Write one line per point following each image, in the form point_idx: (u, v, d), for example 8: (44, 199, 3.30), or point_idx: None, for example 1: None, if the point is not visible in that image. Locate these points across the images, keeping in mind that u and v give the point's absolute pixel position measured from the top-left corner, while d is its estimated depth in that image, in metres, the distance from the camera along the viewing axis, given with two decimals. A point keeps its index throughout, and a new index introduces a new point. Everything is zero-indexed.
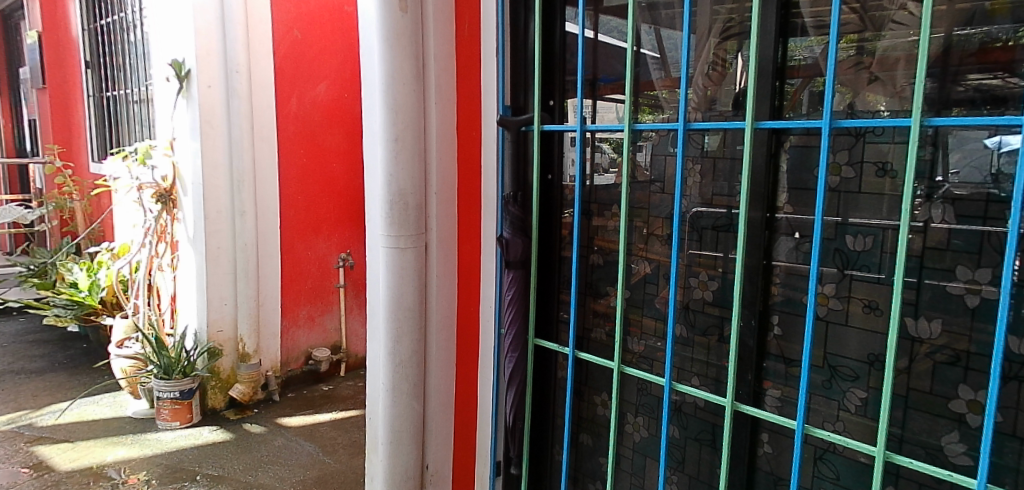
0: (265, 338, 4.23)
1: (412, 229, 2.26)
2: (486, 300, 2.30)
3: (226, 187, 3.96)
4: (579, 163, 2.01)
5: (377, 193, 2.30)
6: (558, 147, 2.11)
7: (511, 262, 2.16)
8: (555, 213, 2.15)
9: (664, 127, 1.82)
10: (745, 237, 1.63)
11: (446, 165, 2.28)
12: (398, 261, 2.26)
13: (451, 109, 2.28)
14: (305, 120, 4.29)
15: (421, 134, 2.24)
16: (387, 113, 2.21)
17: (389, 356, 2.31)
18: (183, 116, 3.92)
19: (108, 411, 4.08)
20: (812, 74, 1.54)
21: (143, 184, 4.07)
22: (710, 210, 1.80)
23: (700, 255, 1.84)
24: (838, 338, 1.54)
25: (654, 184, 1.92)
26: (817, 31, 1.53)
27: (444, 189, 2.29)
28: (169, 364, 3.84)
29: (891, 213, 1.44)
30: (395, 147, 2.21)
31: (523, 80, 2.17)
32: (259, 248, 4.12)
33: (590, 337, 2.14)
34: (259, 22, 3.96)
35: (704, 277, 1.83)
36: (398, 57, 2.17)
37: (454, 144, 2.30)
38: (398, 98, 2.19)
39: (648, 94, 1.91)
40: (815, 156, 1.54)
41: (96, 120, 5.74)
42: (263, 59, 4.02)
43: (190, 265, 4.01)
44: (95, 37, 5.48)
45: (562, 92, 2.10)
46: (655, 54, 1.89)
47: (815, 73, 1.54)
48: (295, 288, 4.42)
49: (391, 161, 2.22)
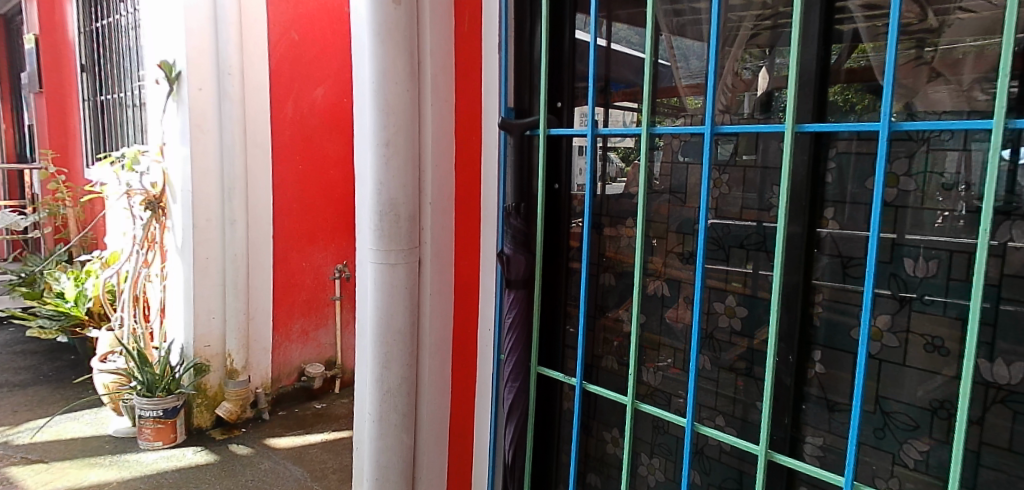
0: (255, 353, 4.01)
1: (404, 242, 2.04)
2: (485, 323, 2.08)
3: (217, 194, 3.77)
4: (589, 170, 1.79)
5: (366, 202, 2.09)
6: (566, 153, 1.91)
7: (511, 281, 1.95)
8: (562, 225, 1.95)
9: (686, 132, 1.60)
10: (783, 254, 1.40)
11: (442, 173, 2.07)
12: (386, 275, 2.04)
13: (448, 112, 2.08)
14: (302, 125, 4.10)
15: (415, 138, 2.04)
16: (377, 115, 2.00)
17: (376, 381, 2.09)
18: (173, 119, 3.73)
19: (88, 430, 3.87)
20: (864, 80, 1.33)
21: (132, 190, 3.91)
22: (737, 223, 1.58)
23: (728, 277, 1.61)
24: (893, 380, 1.31)
25: (675, 196, 1.70)
26: (870, 36, 1.32)
27: (439, 198, 2.08)
28: (152, 381, 3.64)
29: (961, 229, 1.21)
30: (386, 152, 2.01)
31: (529, 79, 1.97)
32: (251, 260, 3.91)
33: (599, 364, 1.92)
34: (255, 23, 3.79)
35: (731, 301, 1.61)
36: (391, 52, 1.97)
37: (452, 150, 2.09)
38: (389, 98, 1.99)
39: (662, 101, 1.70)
40: (869, 166, 1.32)
41: (91, 125, 5.58)
42: (259, 62, 3.84)
43: (178, 276, 3.82)
44: (91, 40, 5.34)
45: (571, 97, 1.89)
46: (668, 63, 1.70)
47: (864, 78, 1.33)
48: (289, 301, 4.22)
49: (382, 167, 2.01)
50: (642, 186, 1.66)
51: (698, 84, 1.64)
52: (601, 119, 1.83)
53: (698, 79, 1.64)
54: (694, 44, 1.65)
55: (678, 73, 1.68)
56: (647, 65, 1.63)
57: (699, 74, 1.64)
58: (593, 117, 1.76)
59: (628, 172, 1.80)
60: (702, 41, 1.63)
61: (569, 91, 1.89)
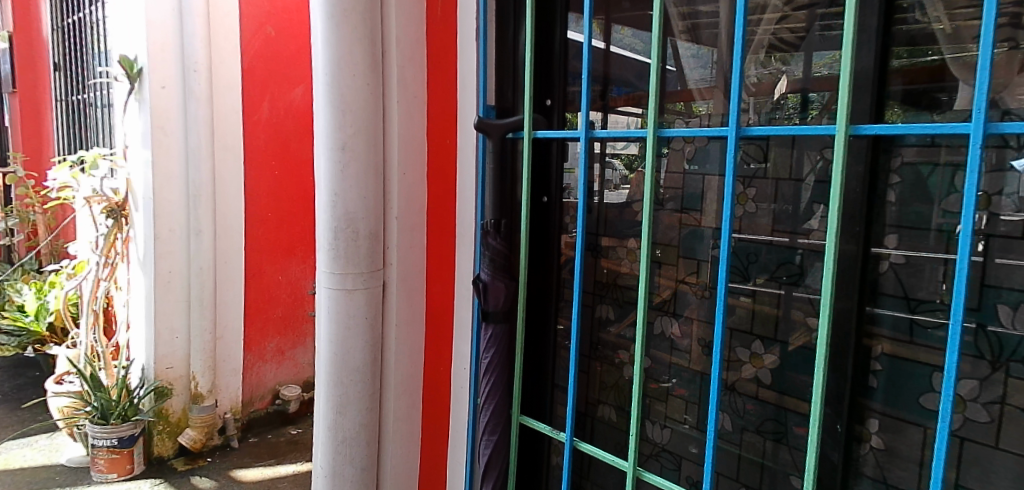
0: (223, 374, 3.69)
1: (364, 265, 1.72)
2: (460, 360, 1.75)
3: (181, 203, 3.44)
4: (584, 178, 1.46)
5: (320, 216, 1.77)
6: (556, 159, 1.60)
7: (490, 313, 1.59)
8: (551, 244, 1.63)
9: (707, 134, 1.26)
10: (834, 282, 1.07)
11: (410, 183, 1.76)
12: (341, 303, 1.73)
13: (418, 110, 1.76)
14: (279, 128, 3.79)
15: (378, 141, 1.72)
16: (333, 114, 1.69)
17: (331, 428, 1.77)
18: (134, 119, 3.42)
19: (39, 458, 3.53)
20: (929, 83, 1.03)
21: (91, 198, 3.59)
22: (766, 247, 1.26)
23: (752, 317, 1.30)
24: (980, 466, 1.00)
25: (689, 213, 1.39)
26: (945, 16, 1.01)
27: (406, 212, 1.76)
28: (107, 406, 3.31)
29: None
30: (342, 157, 1.69)
31: (512, 70, 1.66)
32: (218, 274, 3.59)
33: (594, 412, 1.60)
34: (224, 16, 3.48)
35: (758, 347, 1.29)
36: (347, 38, 1.66)
37: (422, 154, 1.78)
38: (345, 93, 1.67)
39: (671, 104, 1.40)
40: (947, 180, 1.00)
41: (63, 127, 5.26)
42: (230, 59, 3.53)
43: (139, 291, 3.49)
44: (63, 37, 5.03)
45: (563, 93, 1.59)
46: (674, 68, 1.39)
47: (939, 78, 1.02)
48: (262, 317, 3.91)
49: (338, 174, 1.70)
50: (647, 198, 1.32)
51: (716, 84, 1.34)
52: (598, 120, 1.53)
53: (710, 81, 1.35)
54: (700, 51, 1.36)
55: (686, 77, 1.38)
56: (654, 62, 1.29)
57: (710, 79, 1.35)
58: (587, 117, 1.43)
59: (632, 179, 1.47)
60: (714, 49, 1.34)
61: (561, 89, 1.60)
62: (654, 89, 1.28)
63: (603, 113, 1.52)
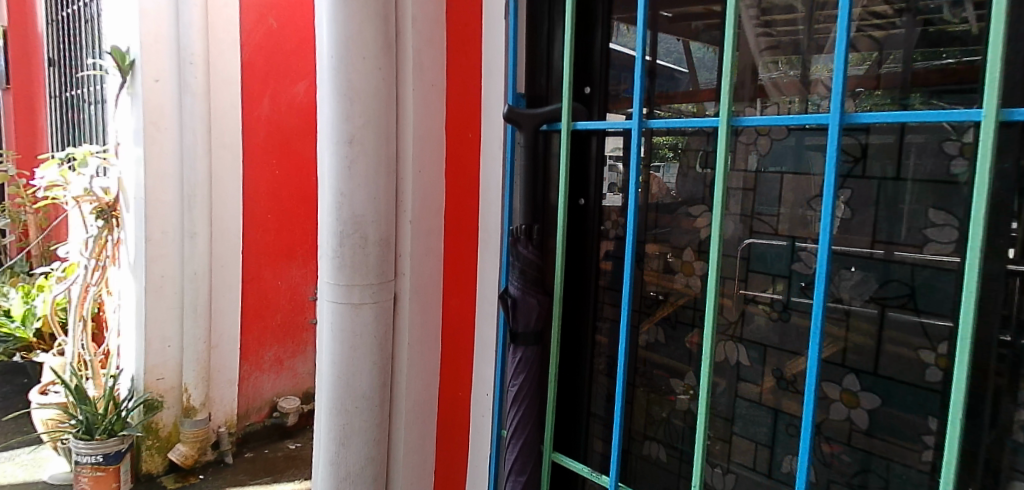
0: (218, 386, 3.46)
1: (374, 276, 1.50)
2: (482, 385, 1.53)
3: (175, 203, 3.21)
4: (635, 177, 1.23)
5: (323, 218, 1.56)
6: (597, 155, 1.38)
7: (519, 334, 1.37)
8: (590, 253, 1.43)
9: (800, 122, 1.05)
10: (975, 312, 0.85)
11: (426, 182, 1.54)
12: (346, 319, 1.51)
13: (437, 99, 1.54)
14: (280, 125, 3.56)
15: (390, 134, 1.50)
16: (339, 102, 1.47)
17: (333, 461, 1.55)
18: (126, 114, 3.19)
19: (21, 474, 3.31)
20: None
21: (79, 197, 3.38)
22: (863, 261, 1.06)
23: (846, 347, 1.09)
24: None
25: (760, 217, 1.18)
26: None
27: (422, 215, 1.55)
28: (92, 420, 3.05)
29: None
30: (349, 152, 1.47)
31: (545, 51, 1.43)
32: (214, 279, 3.37)
33: (637, 450, 1.39)
34: (224, 7, 3.26)
35: (852, 384, 1.08)
36: (357, 16, 1.44)
37: (441, 149, 1.56)
38: (354, 78, 1.46)
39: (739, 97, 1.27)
40: None
41: (56, 125, 5.05)
42: (229, 52, 3.31)
43: (129, 297, 3.28)
44: (57, 31, 4.82)
45: (604, 78, 1.38)
46: (684, 70, 1.28)
47: None
48: (260, 325, 3.69)
49: (344, 172, 1.48)
50: (717, 198, 1.10)
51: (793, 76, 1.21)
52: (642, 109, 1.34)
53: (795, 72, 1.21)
54: (765, 53, 1.25)
55: (697, 80, 1.26)
56: (731, 39, 1.08)
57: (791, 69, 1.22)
58: (640, 105, 1.22)
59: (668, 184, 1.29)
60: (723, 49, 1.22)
61: (601, 76, 1.38)
62: (730, 69, 1.07)
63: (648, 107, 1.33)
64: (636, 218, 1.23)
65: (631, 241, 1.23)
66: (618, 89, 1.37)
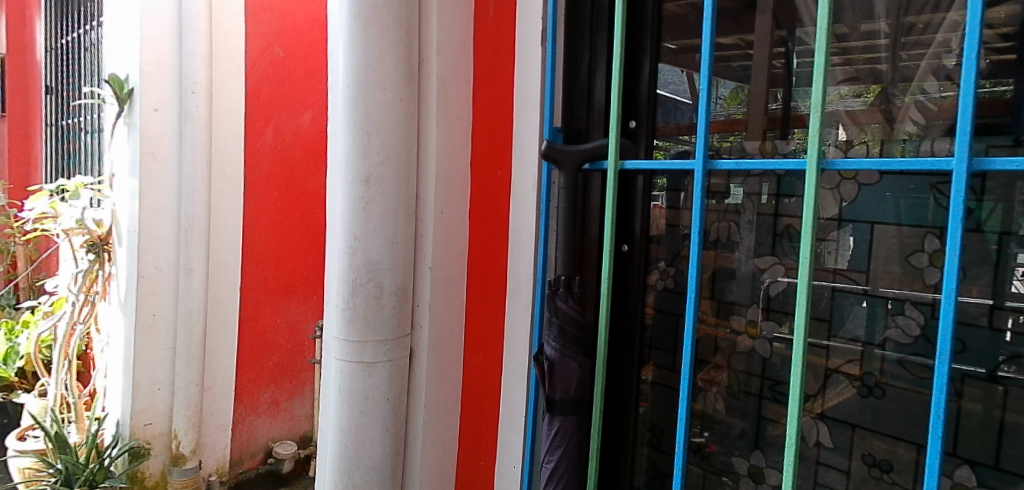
0: (210, 431, 3.24)
1: (389, 331, 1.33)
2: (509, 456, 1.35)
3: (171, 237, 3.05)
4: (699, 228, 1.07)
5: (333, 265, 1.39)
6: (643, 196, 1.25)
7: (557, 402, 1.19)
8: (634, 307, 1.28)
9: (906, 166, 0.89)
10: None
11: (449, 225, 1.39)
12: (356, 378, 1.33)
13: (461, 133, 1.40)
14: (285, 156, 3.36)
15: (410, 171, 1.35)
16: (355, 137, 1.32)
17: None
18: (123, 144, 3.06)
19: None
20: None
21: (71, 230, 3.22)
22: (981, 332, 0.90)
23: (959, 432, 0.92)
24: None
25: (846, 271, 1.02)
26: None
27: (443, 260, 1.38)
28: (72, 469, 2.84)
29: None
30: (365, 191, 1.32)
31: (586, 78, 1.29)
32: (209, 318, 3.17)
33: None
34: (229, 34, 3.10)
35: (967, 477, 0.92)
36: (377, 41, 1.30)
37: (465, 188, 1.41)
38: (373, 110, 1.31)
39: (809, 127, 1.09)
40: None
41: (52, 154, 4.91)
42: (233, 80, 3.14)
43: (119, 336, 3.09)
44: (57, 58, 4.70)
45: (651, 109, 1.23)
46: (686, 100, 1.21)
47: None
48: (257, 366, 3.45)
49: (359, 214, 1.32)
50: (803, 253, 0.92)
51: (874, 108, 1.06)
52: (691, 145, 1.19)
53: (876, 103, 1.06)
54: (842, 83, 1.08)
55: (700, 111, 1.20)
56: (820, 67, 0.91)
57: (874, 102, 1.06)
58: (705, 144, 1.06)
59: (729, 230, 1.17)
60: (723, 79, 1.18)
61: (650, 106, 1.23)
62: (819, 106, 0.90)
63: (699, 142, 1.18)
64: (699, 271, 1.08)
65: (693, 299, 1.07)
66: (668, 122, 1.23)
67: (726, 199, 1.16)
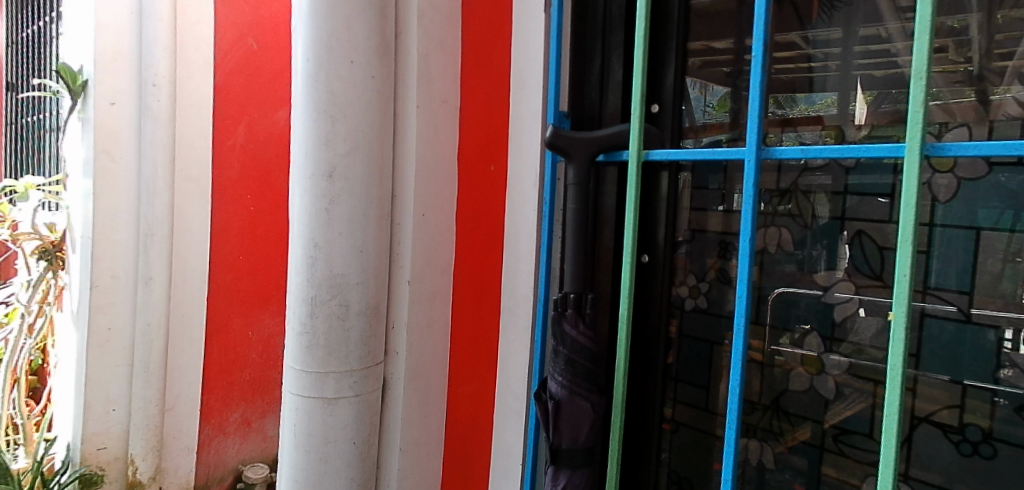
0: (174, 456, 2.59)
1: (357, 360, 1.09)
2: None
3: (130, 243, 2.43)
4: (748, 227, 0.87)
5: (289, 278, 1.14)
6: (670, 197, 1.02)
7: (563, 451, 0.96)
8: (657, 331, 1.05)
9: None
10: None
11: (433, 229, 1.15)
12: (314, 419, 1.08)
13: (448, 119, 1.16)
14: (258, 157, 2.74)
15: (384, 165, 1.12)
16: (315, 121, 1.07)
17: None
18: (77, 141, 2.78)
19: None
20: None
21: (20, 234, 2.93)
22: None
23: None
24: None
25: (940, 292, 0.80)
26: None
27: (424, 274, 1.15)
28: None
29: None
30: (328, 189, 1.07)
31: (599, 56, 1.06)
32: (173, 329, 2.54)
33: None
34: (195, 23, 2.48)
35: None
36: (343, 6, 1.06)
37: (452, 185, 1.18)
38: (338, 90, 1.06)
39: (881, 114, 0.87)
40: None
41: (12, 154, 4.57)
42: (199, 74, 2.52)
43: (71, 351, 2.81)
44: (18, 52, 4.38)
45: (680, 88, 1.02)
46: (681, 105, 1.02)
47: None
48: (225, 383, 2.78)
49: (320, 216, 1.07)
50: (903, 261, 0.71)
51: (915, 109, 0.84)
52: (726, 134, 0.99)
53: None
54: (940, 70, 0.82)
55: (693, 116, 1.01)
56: (925, 22, 0.71)
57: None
58: (758, 129, 0.87)
59: (775, 239, 0.95)
60: (712, 84, 1.00)
61: (676, 91, 1.02)
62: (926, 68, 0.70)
63: (734, 131, 0.98)
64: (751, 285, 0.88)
65: (743, 321, 0.87)
66: (700, 119, 1.01)
67: (777, 200, 0.94)
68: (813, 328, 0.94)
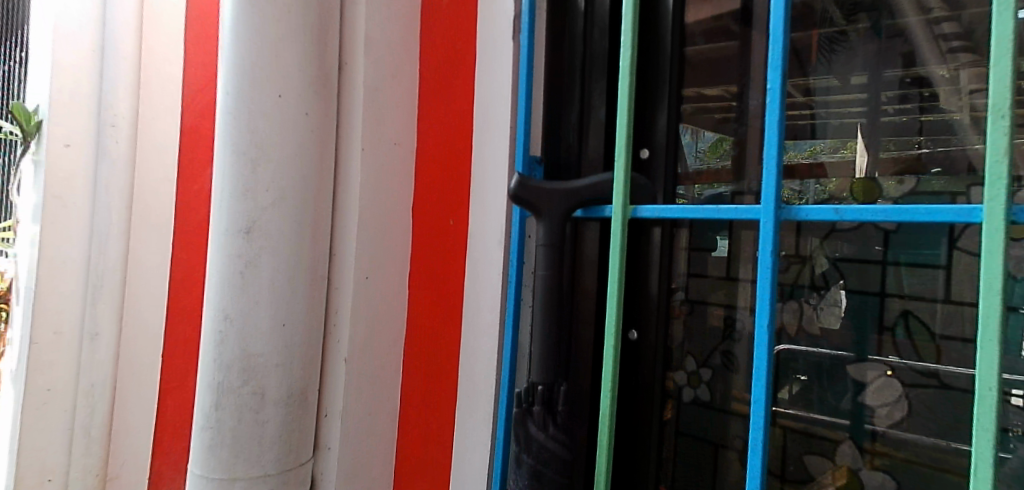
0: None
1: (277, 461, 0.88)
2: None
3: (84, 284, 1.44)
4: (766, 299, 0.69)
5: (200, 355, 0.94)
6: (663, 257, 0.83)
7: None
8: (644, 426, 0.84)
9: None
10: None
11: (378, 295, 0.96)
12: None
13: (398, 164, 0.98)
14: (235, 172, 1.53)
15: (318, 221, 0.93)
16: (230, 169, 0.88)
17: None
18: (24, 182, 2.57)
19: None
20: None
21: None
22: None
23: None
24: None
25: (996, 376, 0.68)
26: None
27: (366, 349, 0.95)
28: None
29: None
30: (243, 250, 0.87)
31: (577, 93, 0.88)
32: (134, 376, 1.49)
33: None
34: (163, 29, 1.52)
35: None
36: (270, 34, 0.88)
37: (403, 241, 0.98)
38: (260, 132, 0.88)
39: (881, 161, 0.75)
40: None
41: None
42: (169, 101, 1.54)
43: None
44: None
45: (672, 131, 0.84)
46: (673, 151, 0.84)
47: None
48: None
49: (233, 283, 0.88)
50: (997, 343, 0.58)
51: (903, 161, 0.73)
52: (729, 186, 0.81)
53: (908, 153, 0.73)
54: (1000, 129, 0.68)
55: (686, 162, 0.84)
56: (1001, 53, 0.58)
57: (905, 151, 0.74)
58: (774, 178, 0.69)
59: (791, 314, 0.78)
60: (703, 130, 0.83)
61: (669, 133, 0.84)
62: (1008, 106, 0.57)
63: (740, 184, 0.80)
64: (768, 381, 0.69)
65: (761, 423, 0.69)
66: (693, 166, 0.84)
67: (794, 268, 0.78)
68: (810, 379, 0.78)
